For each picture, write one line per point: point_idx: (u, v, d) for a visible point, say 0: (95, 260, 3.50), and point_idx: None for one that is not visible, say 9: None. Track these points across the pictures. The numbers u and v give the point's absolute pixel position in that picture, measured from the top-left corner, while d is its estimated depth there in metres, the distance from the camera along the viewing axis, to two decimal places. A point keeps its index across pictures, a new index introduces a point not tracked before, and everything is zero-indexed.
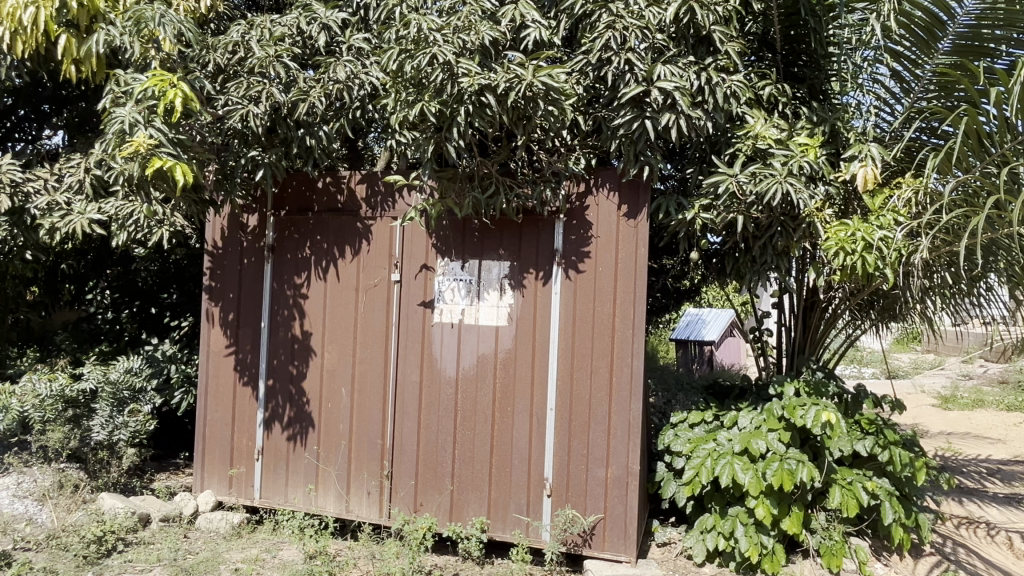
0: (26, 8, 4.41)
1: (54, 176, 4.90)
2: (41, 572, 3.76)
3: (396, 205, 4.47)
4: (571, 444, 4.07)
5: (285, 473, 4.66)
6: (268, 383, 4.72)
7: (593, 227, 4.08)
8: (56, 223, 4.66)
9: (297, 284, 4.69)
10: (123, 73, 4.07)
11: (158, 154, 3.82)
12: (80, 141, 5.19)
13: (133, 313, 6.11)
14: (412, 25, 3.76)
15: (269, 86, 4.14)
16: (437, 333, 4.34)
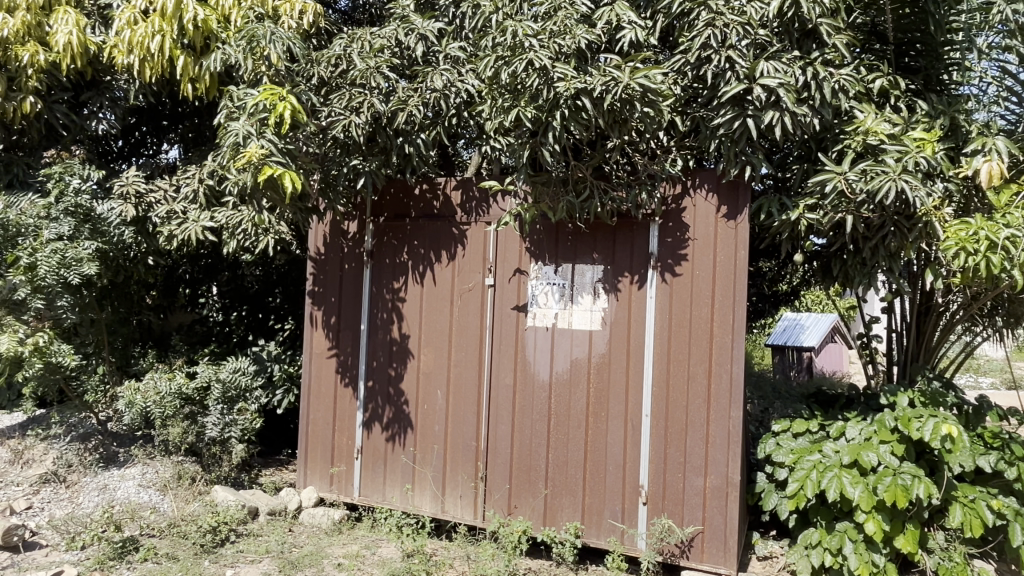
0: (154, 37, 4.74)
1: (172, 187, 5.26)
2: (164, 559, 4.02)
3: (490, 209, 4.52)
4: (668, 451, 3.99)
5: (383, 472, 4.79)
6: (367, 384, 4.87)
7: (690, 230, 3.98)
8: (173, 230, 4.99)
9: (394, 288, 4.82)
10: (237, 89, 4.31)
11: (269, 163, 4.02)
12: (196, 154, 5.52)
13: (242, 316, 6.51)
14: (509, 31, 3.81)
15: (370, 97, 4.29)
16: (531, 336, 4.35)
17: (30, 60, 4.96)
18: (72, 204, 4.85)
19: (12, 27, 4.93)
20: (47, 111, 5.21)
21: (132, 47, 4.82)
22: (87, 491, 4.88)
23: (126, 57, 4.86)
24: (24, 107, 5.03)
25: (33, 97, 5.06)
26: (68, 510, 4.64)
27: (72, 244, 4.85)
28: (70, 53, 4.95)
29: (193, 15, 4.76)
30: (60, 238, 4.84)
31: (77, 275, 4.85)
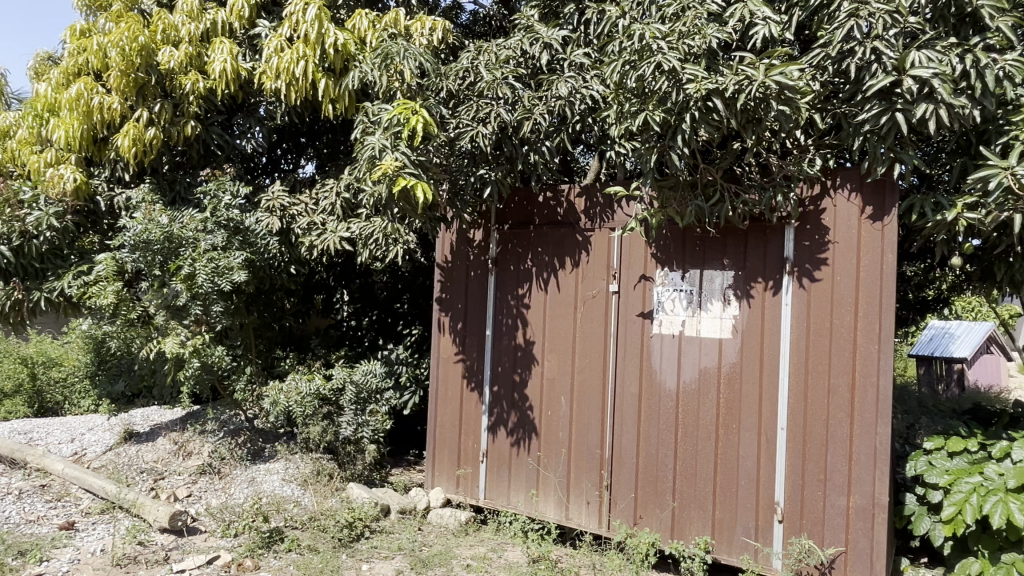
0: (299, 62, 5.07)
1: (312, 201, 5.58)
2: (306, 550, 4.27)
3: (615, 215, 4.47)
4: (806, 467, 3.77)
5: (508, 476, 4.85)
6: (492, 389, 4.96)
7: (830, 232, 3.76)
8: (313, 240, 5.33)
9: (519, 295, 4.88)
10: (372, 106, 4.56)
11: (403, 174, 4.18)
12: (333, 168, 5.86)
13: (373, 321, 6.83)
14: (636, 35, 3.77)
15: (496, 107, 4.38)
16: (657, 344, 4.27)
17: (192, 88, 5.45)
18: (224, 218, 5.28)
19: (176, 59, 5.43)
20: (205, 133, 5.71)
21: (279, 73, 5.18)
22: (237, 483, 5.28)
23: (275, 82, 5.24)
24: (186, 131, 5.54)
25: (193, 122, 5.57)
26: (222, 500, 5.04)
27: (225, 254, 5.27)
28: (224, 79, 5.39)
29: (334, 39, 5.07)
30: (214, 248, 5.26)
31: (228, 283, 5.25)
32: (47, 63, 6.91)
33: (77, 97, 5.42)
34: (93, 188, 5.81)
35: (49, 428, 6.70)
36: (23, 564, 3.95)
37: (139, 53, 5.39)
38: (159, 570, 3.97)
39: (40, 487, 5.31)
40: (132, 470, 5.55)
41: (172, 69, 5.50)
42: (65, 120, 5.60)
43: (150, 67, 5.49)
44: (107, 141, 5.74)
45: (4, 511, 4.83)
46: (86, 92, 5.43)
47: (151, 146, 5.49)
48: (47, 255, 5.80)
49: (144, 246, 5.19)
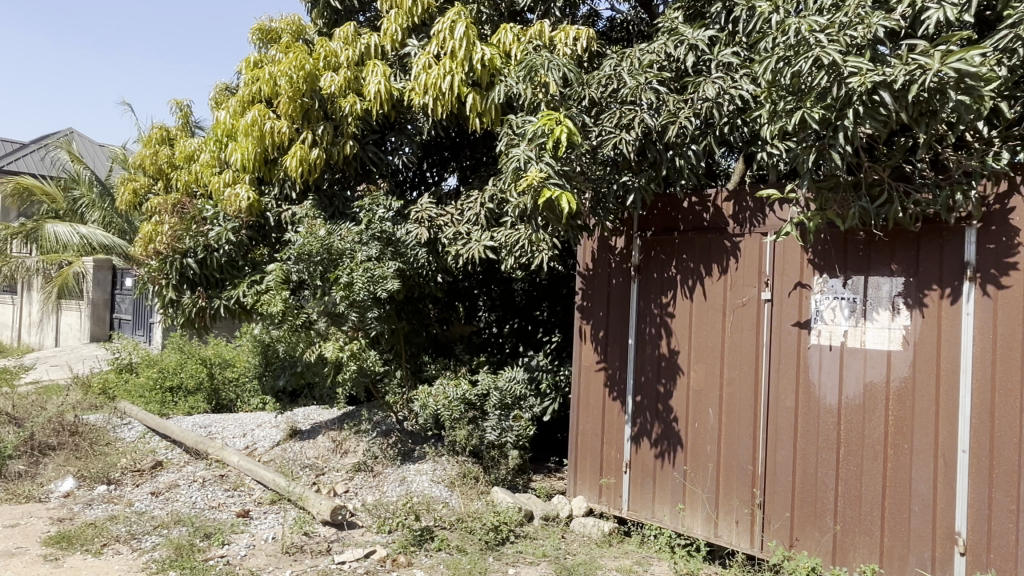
0: (445, 77, 5.28)
1: (458, 212, 5.75)
2: (455, 550, 4.41)
3: (767, 219, 4.26)
4: (993, 495, 3.39)
5: (653, 489, 4.74)
6: (636, 399, 4.87)
7: (1021, 234, 3.36)
8: (459, 249, 5.50)
9: (663, 303, 4.77)
10: (517, 118, 4.71)
11: (548, 185, 4.25)
12: (477, 180, 6.05)
13: (513, 329, 6.93)
14: (791, 29, 3.62)
15: (641, 113, 4.34)
16: (815, 356, 4.01)
17: (350, 110, 5.86)
18: (378, 230, 5.63)
19: (336, 83, 5.85)
20: (362, 151, 6.11)
21: (427, 88, 5.42)
22: (390, 481, 5.56)
23: (423, 98, 5.48)
24: (345, 150, 5.95)
25: (351, 141, 5.98)
26: (376, 497, 5.32)
27: (379, 263, 5.60)
28: (378, 99, 5.74)
29: (481, 55, 5.26)
30: (370, 259, 5.60)
31: (383, 290, 5.56)
32: (225, 94, 7.69)
33: (252, 123, 5.96)
34: (264, 205, 6.35)
35: (225, 424, 7.38)
36: (208, 545, 4.38)
37: (305, 80, 5.87)
38: (323, 560, 4.25)
39: (219, 477, 5.87)
40: (296, 464, 6.00)
41: (333, 93, 5.93)
42: (241, 145, 6.16)
43: (314, 92, 5.95)
44: (277, 162, 6.25)
45: (191, 497, 5.39)
46: (259, 117, 5.96)
47: (315, 165, 5.92)
48: (225, 266, 6.39)
49: (307, 257, 5.63)
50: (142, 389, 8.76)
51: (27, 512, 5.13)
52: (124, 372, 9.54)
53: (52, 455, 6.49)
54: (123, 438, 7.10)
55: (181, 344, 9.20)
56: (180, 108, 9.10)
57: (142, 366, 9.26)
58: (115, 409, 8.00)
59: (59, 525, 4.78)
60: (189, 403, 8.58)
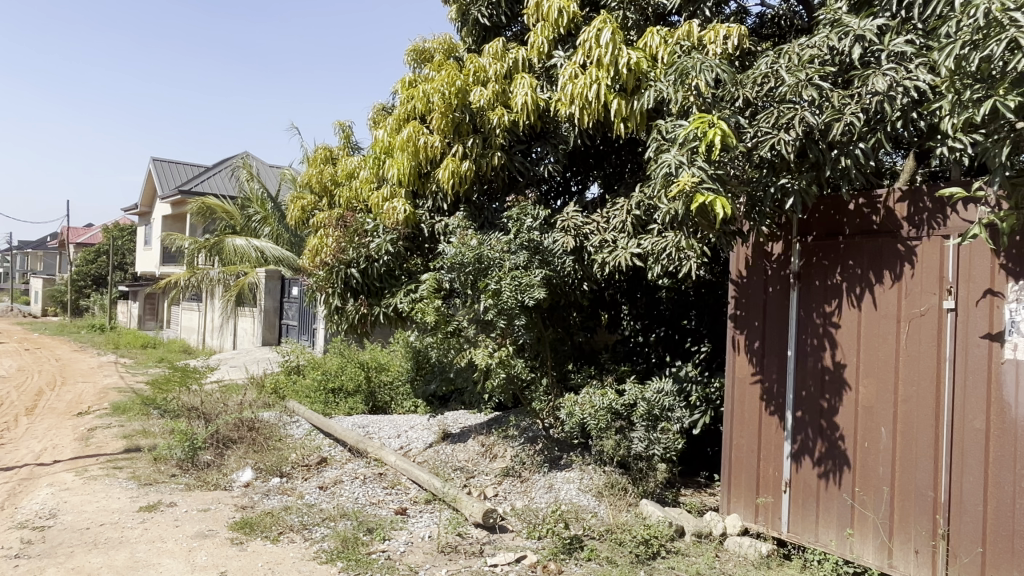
0: (592, 86, 5.28)
1: (604, 219, 5.74)
2: (605, 561, 4.36)
3: (948, 221, 3.88)
4: None
5: (816, 510, 4.44)
6: (796, 414, 4.60)
7: None
8: (605, 257, 5.48)
9: (827, 312, 4.47)
10: (666, 123, 4.61)
11: (701, 190, 4.11)
12: (623, 187, 6.00)
13: (660, 337, 6.83)
14: (980, 10, 3.25)
15: (801, 111, 4.10)
16: (1009, 372, 3.57)
17: (498, 122, 6.02)
18: (526, 239, 5.73)
19: (485, 97, 6.05)
20: (509, 161, 6.26)
21: (573, 98, 5.45)
22: (537, 488, 5.64)
23: (569, 108, 5.52)
24: (494, 161, 6.13)
25: (499, 152, 6.15)
26: (525, 502, 5.41)
27: (527, 272, 5.67)
28: (525, 110, 5.86)
29: (627, 59, 5.19)
30: (517, 267, 5.71)
31: (529, 298, 5.61)
32: (382, 113, 8.18)
33: (407, 139, 6.30)
34: (419, 217, 6.66)
35: (382, 424, 7.81)
36: (371, 539, 4.64)
37: (456, 95, 6.11)
38: (476, 561, 4.37)
39: (378, 475, 6.22)
40: (448, 466, 6.22)
41: (481, 106, 6.13)
42: (398, 160, 6.49)
43: (465, 107, 6.16)
44: (430, 176, 6.54)
45: (354, 493, 5.75)
46: (414, 134, 6.28)
47: (466, 177, 6.12)
48: (384, 275, 6.76)
49: (459, 267, 5.84)
50: (308, 389, 9.46)
51: (216, 499, 5.70)
52: (292, 374, 10.35)
53: (235, 447, 7.18)
54: (293, 435, 7.72)
55: (342, 349, 9.86)
56: (341, 129, 9.79)
57: (308, 368, 10.01)
58: (286, 408, 8.71)
59: (242, 512, 5.27)
60: (349, 404, 9.14)
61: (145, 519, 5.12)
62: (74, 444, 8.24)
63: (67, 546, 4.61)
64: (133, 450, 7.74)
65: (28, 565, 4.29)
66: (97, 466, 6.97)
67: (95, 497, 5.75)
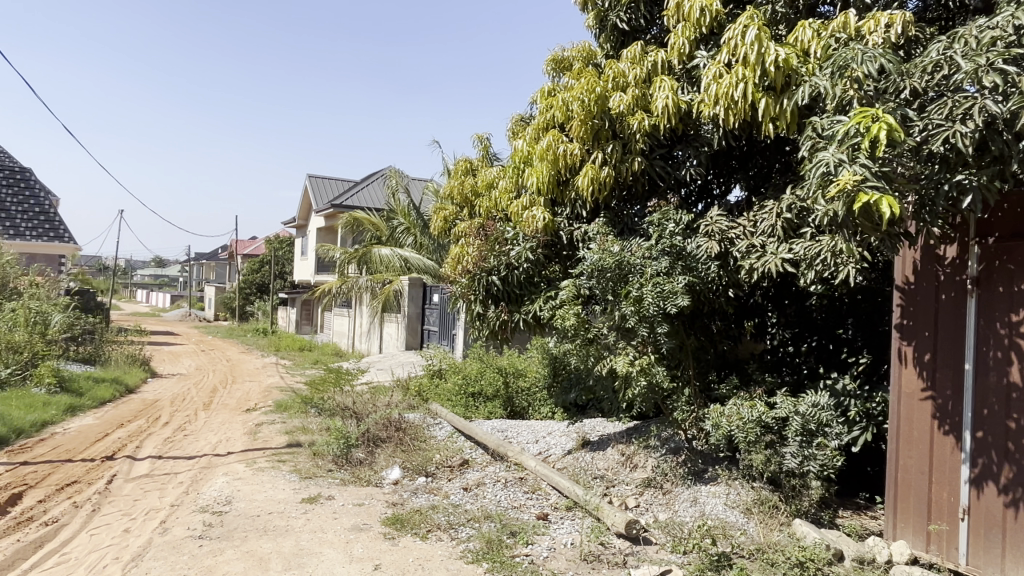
0: (738, 85, 5.07)
1: (750, 223, 5.51)
2: None
3: None
4: None
5: (1001, 543, 3.98)
6: (976, 435, 4.16)
7: None
8: (753, 263, 5.23)
9: (1012, 322, 4.00)
10: (822, 119, 4.43)
11: (864, 189, 3.81)
12: (771, 190, 5.70)
13: (813, 346, 6.51)
14: None
15: (980, 99, 3.70)
16: None
17: (638, 127, 5.93)
18: (668, 244, 5.60)
19: (625, 102, 5.97)
20: (649, 167, 6.13)
21: (718, 99, 5.26)
22: (681, 501, 5.49)
23: (713, 109, 5.34)
24: (633, 166, 6.02)
25: (639, 158, 6.03)
26: (668, 515, 5.28)
27: (669, 278, 5.53)
28: (666, 114, 5.76)
29: (775, 56, 4.91)
30: (660, 274, 5.57)
31: (672, 306, 5.45)
32: (520, 124, 8.34)
33: (547, 148, 6.39)
34: (558, 224, 6.71)
35: (520, 429, 7.92)
36: (514, 543, 4.71)
37: (596, 102, 6.08)
38: (620, 572, 4.31)
39: (518, 479, 6.30)
40: (588, 474, 6.19)
41: (621, 112, 6.04)
42: (537, 169, 6.59)
43: (604, 113, 6.12)
44: (569, 184, 6.57)
45: (496, 496, 5.87)
46: (554, 142, 6.37)
47: (606, 183, 6.09)
48: (524, 282, 6.85)
49: (599, 273, 5.80)
50: (450, 393, 9.76)
51: (369, 494, 6.03)
52: (435, 377, 10.73)
53: (384, 446, 7.56)
54: (435, 436, 8.00)
55: (481, 354, 10.09)
56: (481, 141, 10.09)
57: (450, 373, 10.33)
58: (430, 411, 9.05)
59: (393, 509, 5.53)
60: (488, 408, 9.33)
61: (307, 510, 5.51)
62: (244, 438, 9.03)
63: (242, 530, 5.05)
64: (294, 445, 8.36)
65: (211, 546, 4.75)
66: (264, 459, 7.60)
67: (264, 487, 6.27)
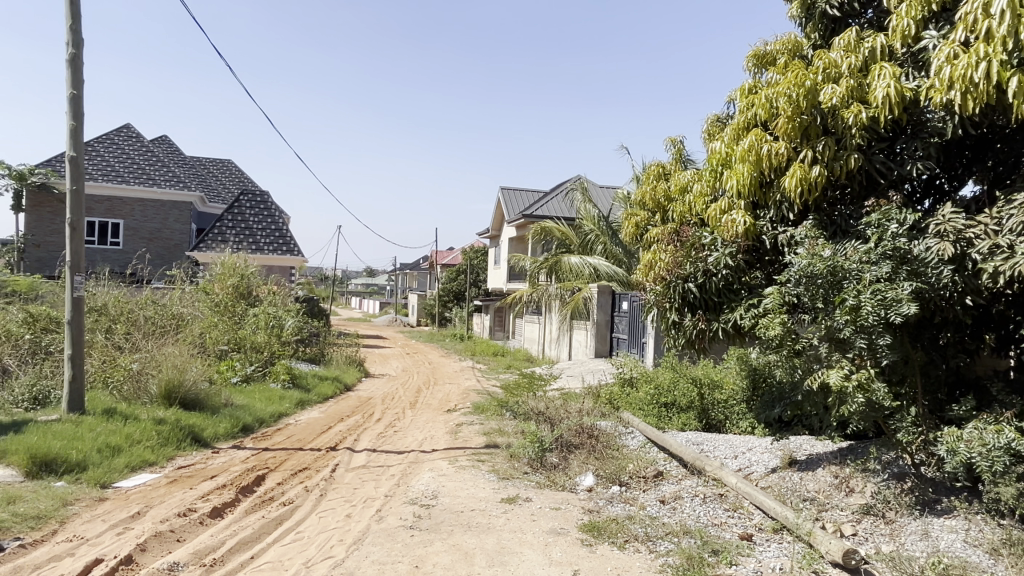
0: (979, 64, 4.48)
1: (993, 221, 4.92)
2: None
3: None
4: None
5: None
6: None
7: None
8: (998, 265, 4.61)
9: None
10: None
11: None
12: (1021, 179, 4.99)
13: None
14: None
15: None
16: None
17: (854, 120, 5.45)
18: (890, 247, 5.00)
19: (838, 94, 5.56)
20: (866, 162, 5.66)
21: (952, 83, 4.70)
22: (909, 534, 4.92)
23: (946, 94, 4.78)
24: (849, 163, 5.55)
25: (856, 153, 5.54)
26: (894, 547, 4.74)
27: (892, 284, 4.94)
28: (888, 104, 5.27)
29: None
30: (880, 279, 5.00)
31: (897, 315, 4.84)
32: (716, 124, 8.05)
33: (749, 148, 6.09)
34: (760, 228, 6.34)
35: (717, 443, 7.58)
36: (717, 561, 4.52)
37: (806, 96, 5.73)
38: None
39: (719, 495, 6.03)
40: (796, 495, 5.75)
41: (834, 106, 5.64)
42: (738, 171, 6.29)
43: (814, 108, 5.75)
44: (773, 185, 6.20)
45: (695, 511, 5.67)
46: (756, 142, 6.04)
47: (817, 183, 5.65)
48: (723, 289, 6.49)
49: (808, 279, 5.37)
50: (641, 402, 9.56)
51: (565, 499, 6.10)
52: (626, 386, 10.60)
53: (577, 452, 7.62)
54: (628, 446, 7.91)
55: (674, 363, 9.82)
56: (674, 144, 9.86)
57: (641, 382, 10.16)
58: (621, 419, 8.99)
59: (590, 516, 5.54)
60: (682, 420, 8.97)
61: (507, 510, 5.70)
62: (446, 437, 9.56)
63: (448, 524, 5.35)
64: (491, 446, 8.70)
65: (421, 536, 5.08)
66: (464, 458, 7.99)
67: (465, 485, 6.60)
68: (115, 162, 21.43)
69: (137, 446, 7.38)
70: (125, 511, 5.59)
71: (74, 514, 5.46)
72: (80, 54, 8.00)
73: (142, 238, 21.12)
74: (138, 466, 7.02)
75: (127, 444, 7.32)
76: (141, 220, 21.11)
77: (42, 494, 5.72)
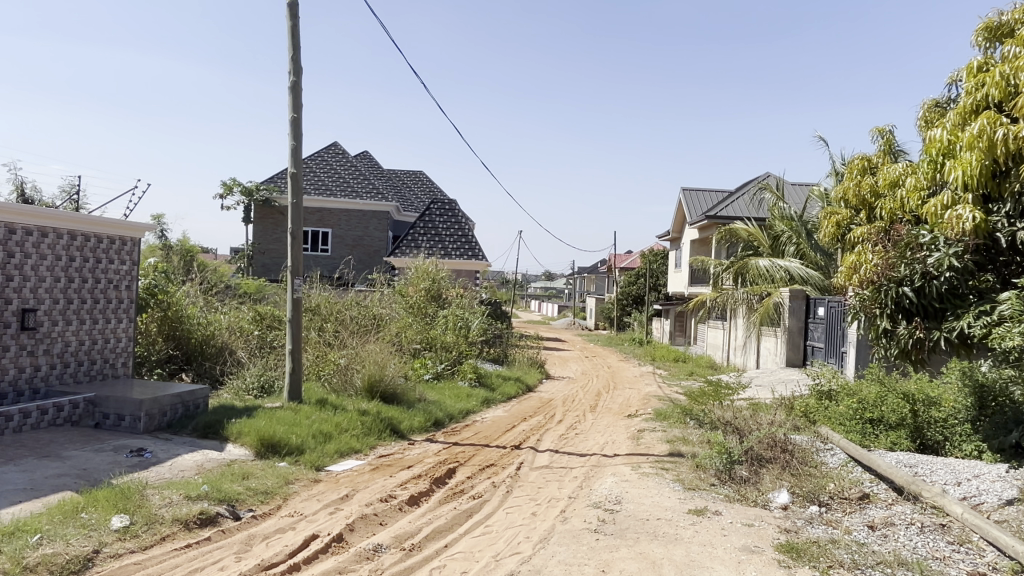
0: None
1: None
2: None
3: None
4: None
5: None
6: None
7: None
8: None
9: None
10: None
11: None
12: None
13: None
14: None
15: None
16: None
17: None
18: None
19: None
20: None
21: None
22: None
23: None
24: None
25: None
26: None
27: None
28: None
29: None
30: None
31: None
32: (934, 109, 7.21)
33: (979, 133, 5.33)
34: (992, 226, 5.76)
35: (934, 466, 6.76)
36: None
37: None
38: None
39: (940, 526, 5.38)
40: None
41: None
42: (964, 160, 5.60)
43: None
44: (1008, 175, 5.51)
45: (911, 541, 5.09)
46: (989, 126, 5.28)
47: None
48: (945, 294, 5.97)
49: None
50: (843, 417, 8.77)
51: (759, 516, 5.75)
52: (823, 399, 9.79)
53: (770, 467, 7.14)
54: (827, 464, 7.31)
55: (881, 376, 8.89)
56: (882, 135, 8.96)
57: (842, 395, 9.32)
58: (818, 434, 8.39)
59: (787, 536, 5.18)
60: (891, 438, 8.06)
61: (696, 522, 5.49)
62: (628, 443, 9.43)
63: (633, 531, 5.26)
64: (675, 455, 8.44)
65: (606, 541, 5.05)
66: (648, 465, 7.83)
67: (651, 492, 6.45)
68: (326, 177, 23.76)
69: (344, 434, 8.08)
70: (336, 493, 6.15)
71: (294, 492, 6.09)
72: (299, 82, 8.95)
73: (347, 244, 23.19)
74: (346, 453, 7.69)
75: (336, 432, 8.04)
76: (346, 229, 23.20)
77: (269, 472, 6.46)
